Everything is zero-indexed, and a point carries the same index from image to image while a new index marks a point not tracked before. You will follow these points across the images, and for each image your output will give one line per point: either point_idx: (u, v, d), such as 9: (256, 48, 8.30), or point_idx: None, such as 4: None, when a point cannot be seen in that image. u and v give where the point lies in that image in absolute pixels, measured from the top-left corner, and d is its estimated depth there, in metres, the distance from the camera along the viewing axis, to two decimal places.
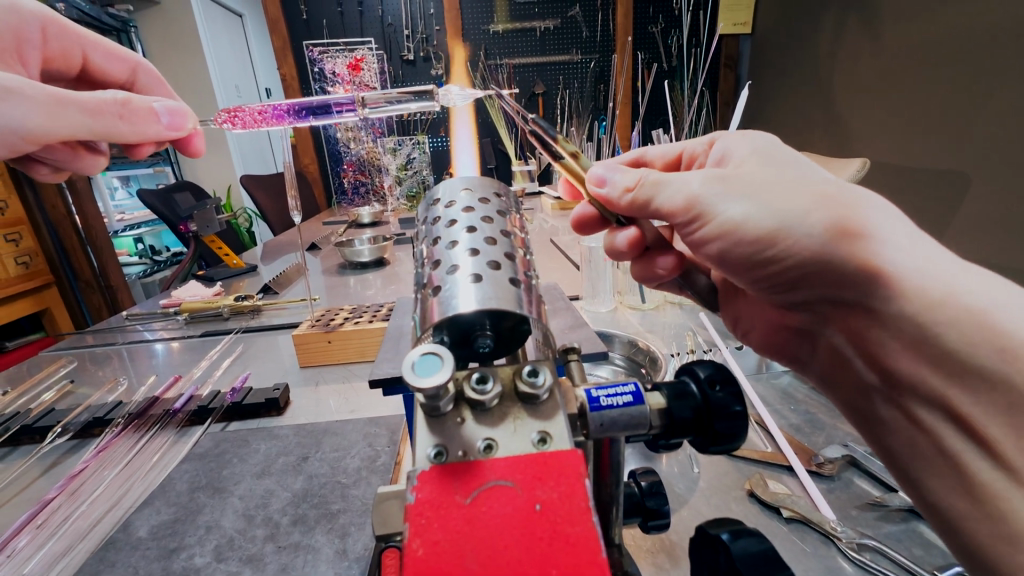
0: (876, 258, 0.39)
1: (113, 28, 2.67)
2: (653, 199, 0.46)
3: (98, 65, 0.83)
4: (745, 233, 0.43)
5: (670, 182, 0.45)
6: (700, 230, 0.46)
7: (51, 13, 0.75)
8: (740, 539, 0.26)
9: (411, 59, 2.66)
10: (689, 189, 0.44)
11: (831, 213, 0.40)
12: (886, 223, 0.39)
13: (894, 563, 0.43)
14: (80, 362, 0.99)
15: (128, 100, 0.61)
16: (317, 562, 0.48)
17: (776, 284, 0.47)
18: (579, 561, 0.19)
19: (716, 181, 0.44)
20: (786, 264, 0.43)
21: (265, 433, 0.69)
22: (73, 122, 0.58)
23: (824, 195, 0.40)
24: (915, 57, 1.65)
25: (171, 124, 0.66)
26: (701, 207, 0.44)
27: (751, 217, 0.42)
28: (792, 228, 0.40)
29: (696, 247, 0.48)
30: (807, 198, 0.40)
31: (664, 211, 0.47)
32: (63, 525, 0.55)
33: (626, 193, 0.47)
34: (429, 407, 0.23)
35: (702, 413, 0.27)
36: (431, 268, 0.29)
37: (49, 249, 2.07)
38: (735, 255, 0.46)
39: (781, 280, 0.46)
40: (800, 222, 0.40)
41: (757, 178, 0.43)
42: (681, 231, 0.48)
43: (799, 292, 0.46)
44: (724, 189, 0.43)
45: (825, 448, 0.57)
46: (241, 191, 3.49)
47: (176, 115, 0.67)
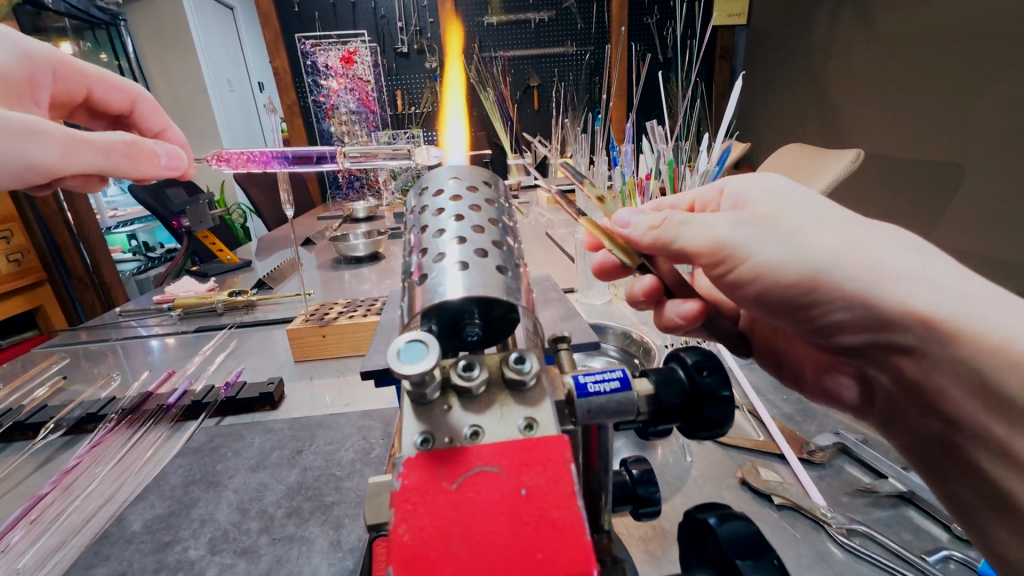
0: (917, 299, 0.37)
1: (101, 21, 2.64)
2: (678, 240, 0.45)
3: (99, 97, 0.82)
4: (778, 274, 0.42)
5: (695, 226, 0.44)
6: (729, 272, 0.45)
7: (58, 51, 0.74)
8: (727, 523, 0.26)
9: (404, 51, 2.63)
10: (715, 231, 0.44)
11: (867, 256, 0.39)
12: (925, 264, 0.38)
13: (883, 547, 0.43)
14: (72, 359, 0.99)
15: (134, 142, 0.62)
16: (312, 554, 0.48)
17: (814, 326, 0.45)
18: (565, 545, 0.19)
19: (742, 223, 0.43)
20: (822, 306, 0.42)
21: (260, 427, 0.69)
22: (85, 161, 0.58)
23: (858, 238, 0.40)
24: (909, 48, 1.65)
25: (169, 164, 0.66)
26: (728, 250, 0.44)
27: (786, 261, 0.41)
28: (829, 272, 0.40)
29: (727, 287, 0.46)
30: (839, 240, 0.40)
31: (689, 253, 0.45)
32: (57, 520, 0.55)
33: (650, 233, 0.46)
34: (415, 395, 0.23)
35: (691, 399, 0.27)
36: (418, 257, 0.29)
37: (40, 246, 2.06)
38: (771, 298, 0.44)
39: (819, 321, 0.44)
40: (836, 264, 0.39)
41: (786, 219, 0.42)
42: (708, 271, 0.47)
43: (843, 337, 0.44)
44: (753, 232, 0.43)
45: (817, 436, 0.57)
46: (235, 186, 3.46)
47: (176, 157, 0.67)
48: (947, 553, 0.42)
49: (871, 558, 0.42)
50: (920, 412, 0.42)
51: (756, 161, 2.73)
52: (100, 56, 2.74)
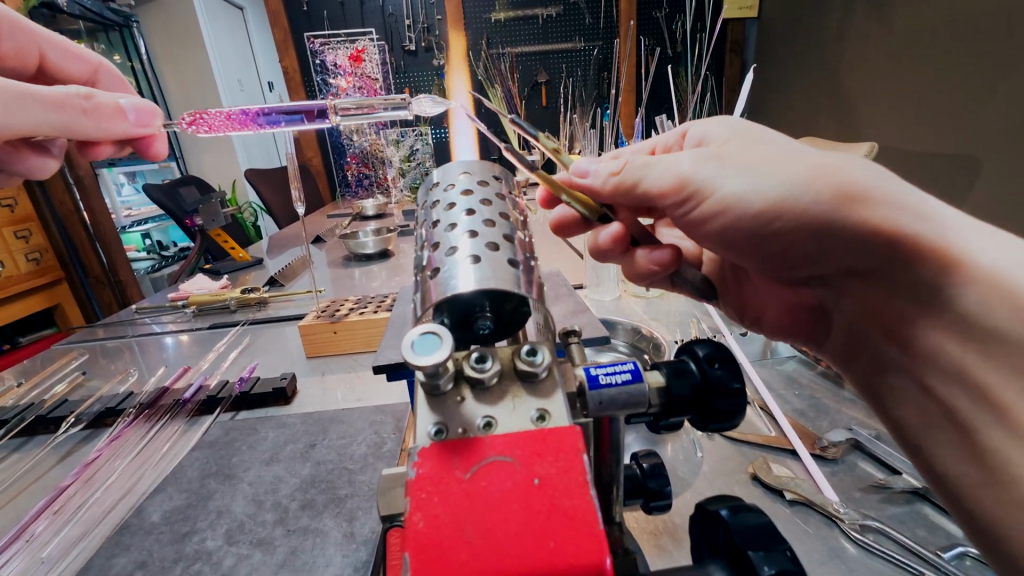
0: (885, 220, 0.37)
1: (115, 23, 2.68)
2: (641, 180, 0.46)
3: (55, 65, 0.80)
4: (741, 206, 0.42)
5: (659, 165, 0.45)
6: (693, 209, 0.45)
7: (6, 10, 0.73)
8: (739, 515, 0.26)
9: (412, 49, 2.64)
10: (678, 168, 0.44)
11: (829, 178, 0.38)
12: (890, 184, 0.38)
13: (897, 543, 0.43)
14: (90, 355, 1.01)
15: (91, 97, 0.60)
16: (325, 545, 0.49)
17: (781, 257, 0.46)
18: (577, 533, 0.19)
19: (704, 159, 0.44)
20: (784, 235, 0.42)
21: (274, 422, 0.70)
22: (33, 116, 0.55)
23: (819, 162, 0.39)
24: (924, 39, 1.62)
25: (138, 122, 0.65)
26: (692, 185, 0.44)
27: (748, 190, 0.42)
28: (790, 197, 0.40)
29: (691, 226, 0.47)
30: (798, 166, 0.40)
31: (654, 194, 0.46)
32: (78, 511, 0.57)
33: (612, 178, 0.47)
34: (429, 387, 0.23)
35: (701, 392, 0.27)
36: (431, 251, 0.29)
37: (58, 245, 2.11)
38: (738, 232, 0.45)
39: (787, 253, 0.45)
40: (795, 190, 0.39)
41: (747, 153, 0.43)
42: (673, 211, 0.47)
43: (810, 267, 0.45)
44: (715, 165, 0.43)
45: (829, 432, 0.57)
46: (246, 185, 3.50)
47: (144, 114, 0.66)
48: (962, 550, 0.42)
49: (885, 554, 0.42)
50: (879, 335, 0.43)
51: None
52: (114, 58, 2.80)
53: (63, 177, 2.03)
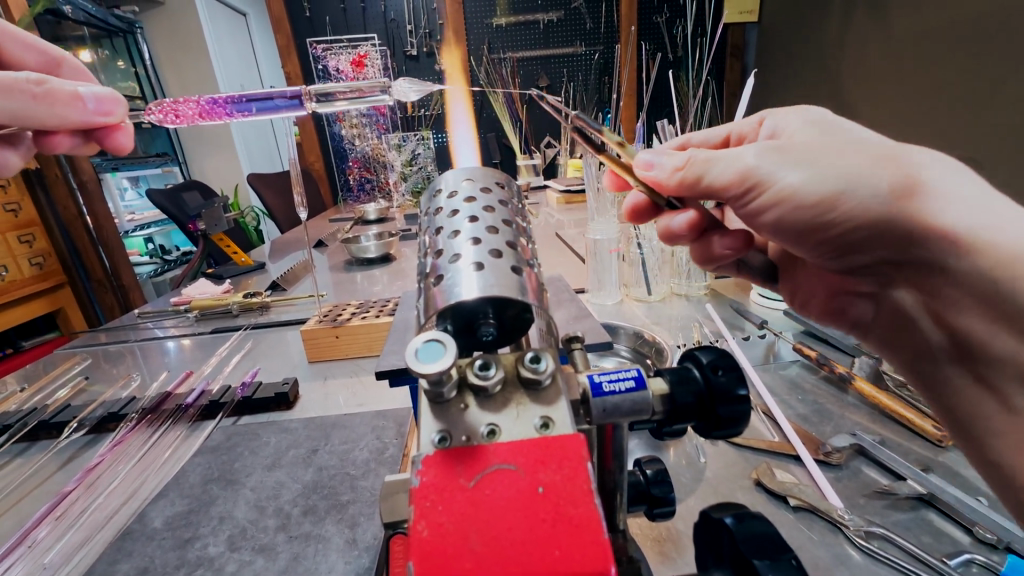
0: (936, 214, 0.41)
1: (119, 29, 2.71)
2: (705, 173, 0.46)
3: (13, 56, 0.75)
4: (802, 198, 0.43)
5: (722, 159, 0.45)
6: (754, 200, 0.46)
7: None
8: (743, 522, 0.26)
9: (414, 54, 2.66)
10: (744, 159, 0.44)
11: (894, 172, 0.41)
12: (946, 177, 0.41)
13: (902, 550, 0.43)
14: (93, 360, 1.01)
15: (43, 83, 0.58)
16: (327, 552, 0.49)
17: (833, 249, 0.48)
18: (581, 541, 0.19)
19: (767, 150, 0.44)
20: (845, 227, 0.44)
21: (276, 427, 0.70)
22: None
23: (882, 157, 0.41)
24: (924, 43, 1.63)
25: (99, 110, 0.63)
26: (755, 177, 0.44)
27: (811, 182, 0.43)
28: (852, 190, 0.41)
29: (748, 217, 0.48)
30: (865, 159, 0.41)
31: (715, 187, 0.46)
32: (80, 517, 0.57)
33: (676, 173, 0.47)
34: (433, 394, 0.23)
35: (705, 399, 0.27)
36: (434, 258, 0.29)
37: (61, 249, 2.11)
38: (795, 222, 0.46)
39: (843, 244, 0.47)
40: (864, 184, 0.41)
41: (811, 146, 0.44)
42: (733, 204, 0.48)
43: (865, 254, 0.48)
44: (781, 157, 0.43)
45: (833, 437, 0.57)
46: (248, 190, 3.52)
47: (105, 102, 0.64)
48: (969, 557, 0.42)
49: (891, 561, 0.42)
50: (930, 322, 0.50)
51: None
52: (118, 64, 2.82)
53: (66, 182, 2.04)
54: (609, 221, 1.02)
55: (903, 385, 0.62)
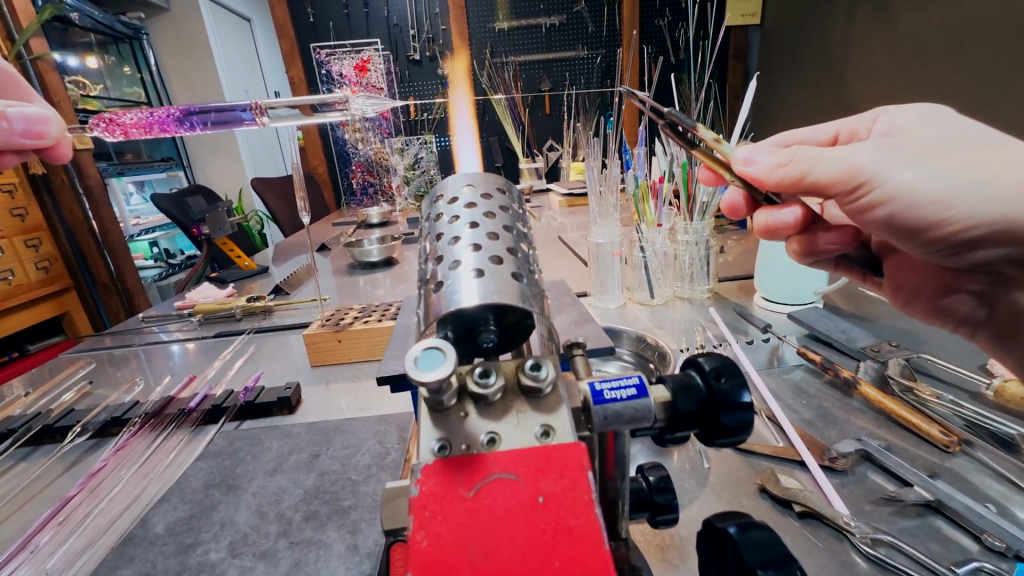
0: None
1: (125, 36, 2.74)
2: (811, 171, 0.47)
3: None
4: (915, 195, 0.45)
5: (830, 157, 0.47)
6: (862, 198, 0.47)
7: None
8: (748, 532, 0.25)
9: (417, 59, 2.67)
10: (854, 158, 0.46)
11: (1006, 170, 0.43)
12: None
13: (909, 557, 0.42)
14: (97, 364, 1.02)
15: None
16: (329, 558, 0.48)
17: (944, 245, 0.50)
18: (583, 552, 0.19)
19: (874, 150, 0.46)
20: (961, 223, 0.46)
21: (278, 432, 0.70)
22: None
23: (997, 154, 0.43)
24: (927, 45, 1.62)
25: (25, 129, 0.62)
26: (865, 175, 0.46)
27: (924, 181, 0.45)
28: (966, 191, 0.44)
29: (854, 214, 0.50)
30: (977, 158, 0.44)
31: (822, 185, 0.48)
32: (83, 522, 0.57)
33: (778, 170, 0.47)
34: (432, 402, 0.23)
35: (707, 407, 0.27)
36: (434, 264, 0.29)
37: (68, 254, 2.13)
38: (903, 219, 0.48)
39: (955, 240, 0.49)
40: (980, 182, 0.43)
41: (920, 148, 0.46)
42: (840, 201, 0.49)
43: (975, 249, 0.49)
44: (890, 158, 0.46)
45: (838, 443, 0.56)
46: (252, 194, 3.54)
47: (33, 122, 0.63)
48: (977, 565, 0.41)
49: (897, 569, 0.41)
50: None
51: None
52: (124, 70, 2.84)
53: (72, 187, 2.06)
54: (611, 224, 1.02)
55: (909, 389, 0.62)
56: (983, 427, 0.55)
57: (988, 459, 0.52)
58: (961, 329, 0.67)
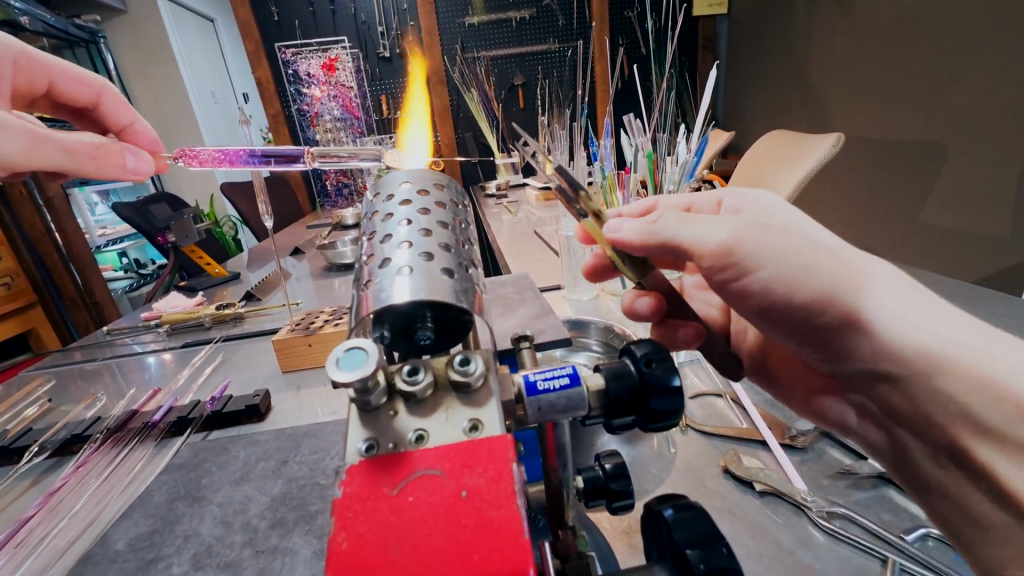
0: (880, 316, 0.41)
1: (81, 39, 2.65)
2: (679, 238, 0.43)
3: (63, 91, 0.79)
4: (779, 282, 0.42)
5: (701, 227, 0.43)
6: (731, 276, 0.43)
7: (20, 44, 0.73)
8: (681, 512, 0.26)
9: (387, 56, 2.64)
10: (722, 233, 0.42)
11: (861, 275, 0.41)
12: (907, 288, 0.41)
13: (864, 529, 0.44)
14: (62, 379, 0.98)
15: (104, 146, 0.70)
16: (295, 564, 0.48)
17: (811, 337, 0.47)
18: (502, 545, 0.19)
19: (740, 222, 0.43)
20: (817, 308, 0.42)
21: (246, 440, 0.69)
22: (50, 158, 0.64)
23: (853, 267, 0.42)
24: (884, 31, 1.67)
25: (135, 167, 0.75)
26: (736, 255, 0.42)
27: (791, 272, 0.41)
28: (832, 291, 0.41)
29: (729, 292, 0.45)
30: (840, 262, 0.41)
31: (693, 252, 0.44)
32: (40, 544, 0.55)
33: (646, 237, 0.43)
34: (360, 402, 0.23)
35: (639, 392, 0.27)
36: (367, 262, 0.29)
37: (30, 269, 2.06)
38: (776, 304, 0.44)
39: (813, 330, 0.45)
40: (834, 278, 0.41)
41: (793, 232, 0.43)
42: (711, 275, 0.45)
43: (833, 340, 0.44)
44: (766, 239, 0.42)
45: (799, 422, 0.57)
46: (223, 199, 3.46)
47: (140, 159, 0.75)
48: (925, 531, 0.43)
49: (851, 540, 0.42)
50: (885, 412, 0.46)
51: (740, 149, 2.75)
52: None
53: (31, 200, 1.96)
54: None
55: None
56: None
57: None
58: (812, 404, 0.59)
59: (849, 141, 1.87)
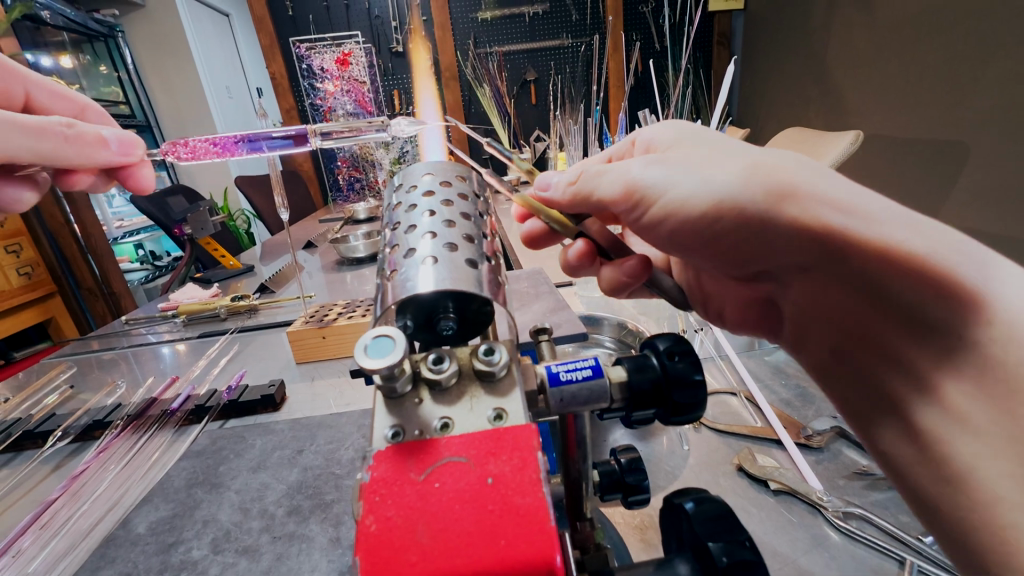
0: (816, 215, 0.37)
1: (99, 33, 2.68)
2: (596, 190, 0.46)
3: (42, 105, 0.78)
4: (687, 208, 0.41)
5: (610, 173, 0.45)
6: (643, 214, 0.44)
7: None
8: (702, 506, 0.26)
9: (400, 51, 2.64)
10: (624, 174, 0.43)
11: (764, 177, 0.38)
12: (823, 182, 0.37)
13: (880, 530, 0.43)
14: (82, 367, 1.01)
15: (73, 125, 0.61)
16: (311, 550, 0.49)
17: (729, 259, 0.45)
18: (529, 531, 0.19)
19: (643, 163, 0.43)
20: (726, 223, 0.40)
21: (261, 429, 0.70)
22: (16, 144, 0.56)
23: (766, 165, 0.38)
24: (906, 25, 1.63)
25: (121, 152, 0.66)
26: (641, 191, 0.43)
27: (689, 193, 0.40)
28: (727, 199, 0.39)
29: (645, 230, 0.46)
30: (739, 166, 0.39)
31: (608, 202, 0.46)
32: (65, 525, 0.56)
33: (569, 188, 0.48)
34: (387, 390, 0.23)
35: (662, 385, 0.27)
36: (391, 254, 0.29)
37: (50, 259, 2.11)
38: (685, 234, 0.43)
39: (735, 252, 0.43)
40: (738, 186, 0.38)
41: (692, 154, 0.42)
42: (628, 218, 0.46)
43: (764, 257, 0.43)
44: (664, 171, 0.42)
45: (815, 421, 0.57)
46: (237, 193, 3.51)
47: (126, 144, 0.66)
48: None
49: (867, 541, 0.42)
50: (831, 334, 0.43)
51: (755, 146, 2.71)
52: (99, 69, 2.78)
53: (51, 191, 2.01)
54: None
55: None
56: None
57: None
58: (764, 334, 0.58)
59: (868, 139, 1.83)
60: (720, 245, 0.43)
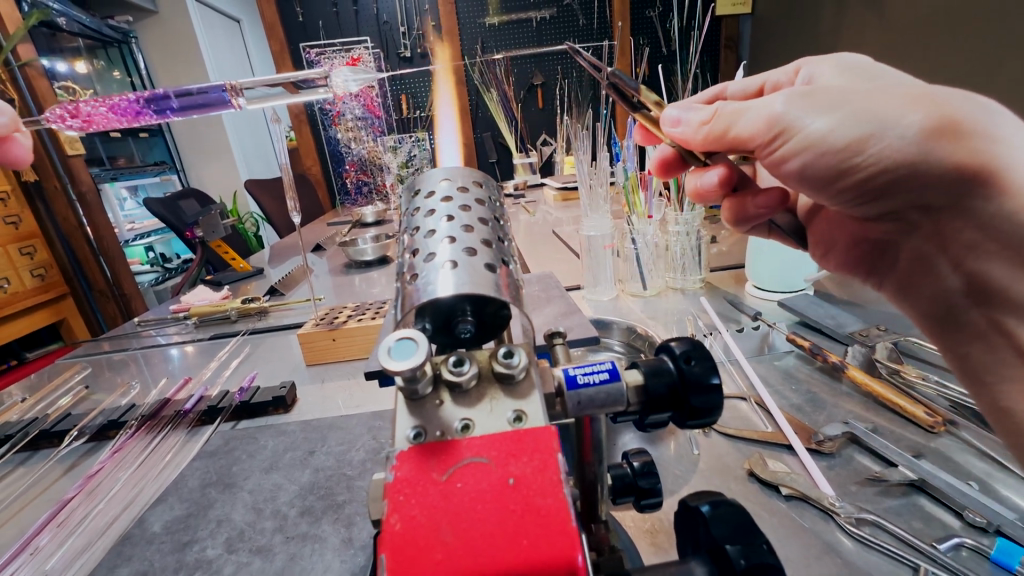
0: (976, 154, 0.40)
1: (114, 39, 2.75)
2: (729, 127, 0.48)
3: None
4: (830, 141, 0.44)
5: (750, 110, 0.47)
6: (778, 148, 0.47)
7: None
8: (719, 509, 0.27)
9: (408, 56, 2.67)
10: (764, 108, 0.46)
11: (928, 110, 0.40)
12: (993, 118, 0.39)
13: (892, 536, 0.43)
14: (95, 368, 1.02)
15: None
16: (323, 552, 0.49)
17: (860, 196, 0.48)
18: (552, 530, 0.20)
19: (790, 97, 0.45)
20: (871, 156, 0.43)
21: (273, 431, 0.71)
22: None
23: (927, 98, 0.40)
24: (916, 29, 1.62)
25: None
26: (783, 123, 0.45)
27: (836, 127, 0.43)
28: (880, 132, 0.41)
29: (773, 164, 0.49)
30: (901, 99, 0.41)
31: (742, 139, 0.48)
32: (81, 524, 0.57)
33: (703, 128, 0.49)
34: (408, 391, 0.23)
35: (678, 390, 0.28)
36: (411, 257, 0.30)
37: (63, 261, 2.14)
38: (818, 168, 0.46)
39: (869, 188, 0.46)
40: (894, 121, 0.40)
41: (847, 88, 0.44)
42: (762, 153, 0.49)
43: (897, 196, 0.46)
44: (812, 103, 0.44)
45: (826, 426, 0.56)
46: (247, 197, 3.54)
47: None
48: (958, 540, 0.42)
49: (881, 547, 0.42)
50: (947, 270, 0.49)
51: None
52: (113, 74, 2.83)
53: (65, 194, 2.05)
54: (602, 217, 1.00)
55: (896, 372, 0.62)
56: (968, 407, 0.55)
57: (974, 440, 0.51)
58: (872, 279, 0.63)
59: None
60: (854, 181, 0.46)
